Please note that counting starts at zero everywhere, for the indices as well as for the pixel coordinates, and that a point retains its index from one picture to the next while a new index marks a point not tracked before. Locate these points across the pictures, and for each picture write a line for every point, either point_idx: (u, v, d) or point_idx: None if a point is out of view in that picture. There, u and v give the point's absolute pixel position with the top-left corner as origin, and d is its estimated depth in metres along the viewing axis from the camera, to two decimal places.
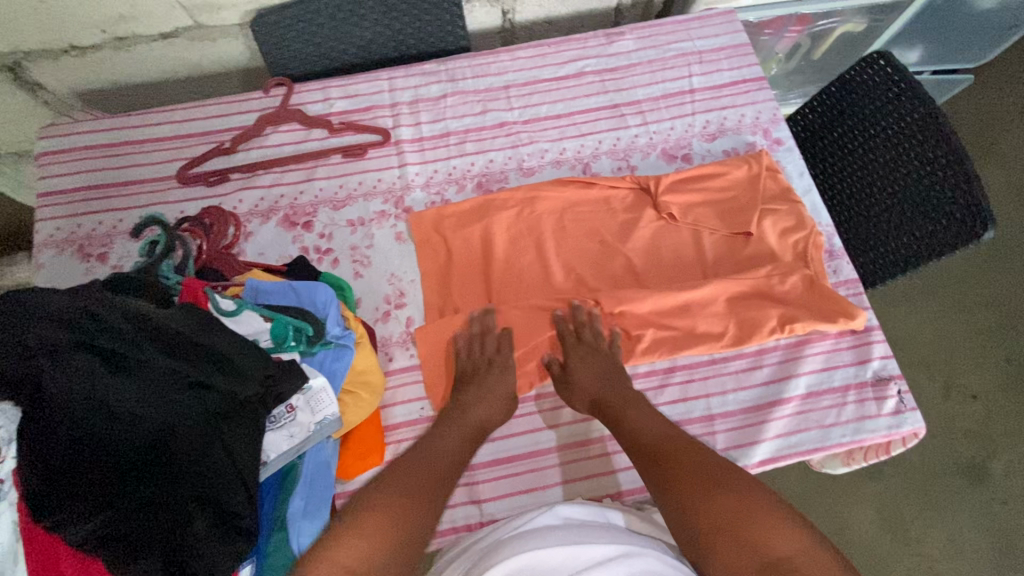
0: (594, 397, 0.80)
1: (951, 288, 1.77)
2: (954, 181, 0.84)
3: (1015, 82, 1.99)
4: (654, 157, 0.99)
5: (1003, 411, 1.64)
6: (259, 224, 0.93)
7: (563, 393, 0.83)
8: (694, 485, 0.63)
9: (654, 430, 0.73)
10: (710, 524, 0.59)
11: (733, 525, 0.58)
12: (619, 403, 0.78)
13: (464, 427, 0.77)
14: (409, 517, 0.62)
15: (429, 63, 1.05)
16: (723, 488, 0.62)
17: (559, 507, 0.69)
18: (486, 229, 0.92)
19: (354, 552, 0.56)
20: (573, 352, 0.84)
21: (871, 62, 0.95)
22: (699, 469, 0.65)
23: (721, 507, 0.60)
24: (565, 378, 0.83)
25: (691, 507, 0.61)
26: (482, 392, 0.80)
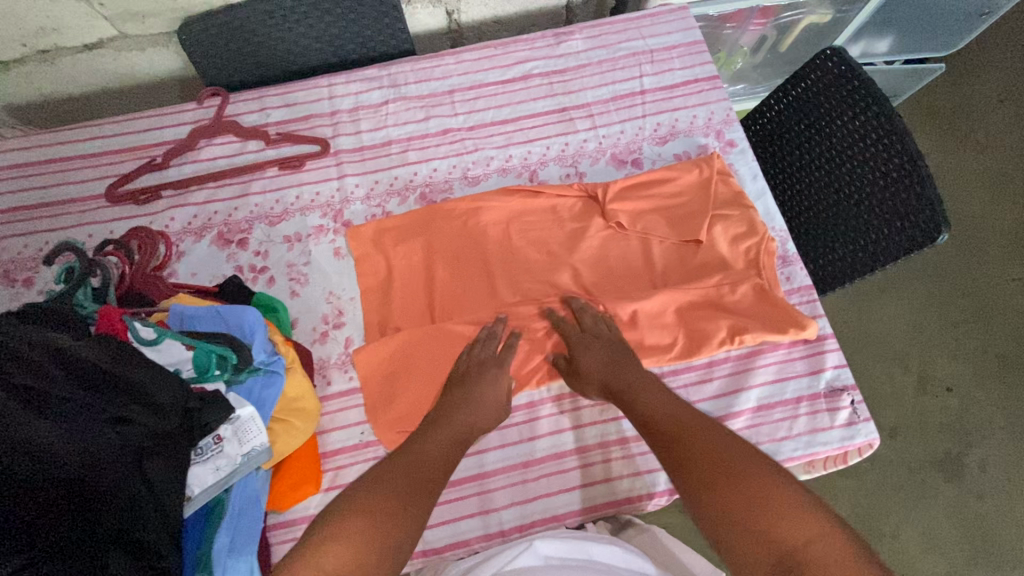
0: (603, 383, 0.77)
1: (926, 279, 1.76)
2: (909, 182, 0.81)
3: (988, 68, 1.97)
4: (604, 163, 0.96)
5: (978, 403, 1.63)
6: (192, 243, 0.90)
7: (575, 384, 0.80)
8: (710, 471, 0.61)
9: (663, 412, 0.71)
10: (727, 514, 0.57)
11: (744, 512, 0.56)
12: (630, 387, 0.76)
13: (453, 429, 0.74)
14: (396, 521, 0.59)
15: (370, 68, 1.00)
16: (735, 473, 0.59)
17: (538, 545, 0.66)
18: (430, 241, 0.89)
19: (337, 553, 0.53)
20: (578, 342, 0.81)
21: (826, 59, 0.91)
22: (709, 455, 0.62)
23: (732, 495, 0.58)
24: (572, 368, 0.81)
25: (706, 497, 0.59)
26: (467, 394, 0.77)
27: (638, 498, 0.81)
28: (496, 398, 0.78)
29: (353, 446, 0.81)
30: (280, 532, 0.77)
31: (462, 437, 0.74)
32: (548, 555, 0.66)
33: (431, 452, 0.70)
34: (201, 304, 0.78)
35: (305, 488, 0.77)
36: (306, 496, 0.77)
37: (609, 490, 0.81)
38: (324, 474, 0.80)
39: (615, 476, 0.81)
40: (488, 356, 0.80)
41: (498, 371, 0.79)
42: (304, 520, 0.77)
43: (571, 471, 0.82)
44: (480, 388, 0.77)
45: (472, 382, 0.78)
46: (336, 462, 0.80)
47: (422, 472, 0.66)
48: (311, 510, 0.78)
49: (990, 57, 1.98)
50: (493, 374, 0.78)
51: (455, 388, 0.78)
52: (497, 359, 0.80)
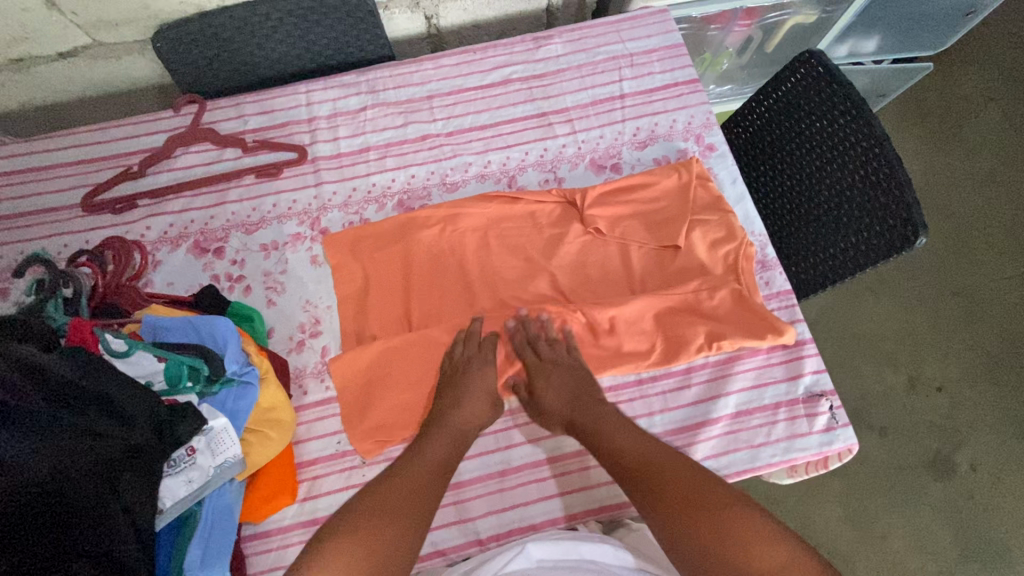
0: (566, 416, 0.77)
1: (916, 279, 1.75)
2: (886, 186, 0.81)
3: (977, 66, 1.97)
4: (583, 168, 0.95)
5: (968, 402, 1.63)
6: (168, 252, 0.89)
7: (538, 416, 0.80)
8: (684, 505, 0.62)
9: (631, 441, 0.72)
10: (703, 548, 0.59)
11: (720, 547, 0.58)
12: (592, 420, 0.75)
13: (449, 432, 0.74)
14: (392, 544, 0.60)
15: (348, 74, 1.00)
16: (708, 506, 0.61)
17: (529, 549, 0.67)
18: (407, 249, 0.88)
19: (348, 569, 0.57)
20: (538, 371, 0.81)
21: (804, 62, 0.91)
22: (680, 487, 0.64)
23: (705, 530, 0.60)
24: (535, 399, 0.80)
25: (681, 531, 0.61)
26: (460, 395, 0.77)
27: (617, 506, 0.80)
28: (484, 396, 0.79)
29: (329, 455, 0.80)
30: (256, 543, 0.77)
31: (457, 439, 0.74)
32: (540, 560, 0.67)
33: (427, 461, 0.70)
34: (174, 314, 0.78)
35: (280, 498, 0.76)
36: (282, 507, 0.77)
37: (587, 498, 0.80)
38: (300, 484, 0.79)
39: (593, 483, 0.81)
40: (473, 358, 0.80)
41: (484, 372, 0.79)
42: (280, 531, 0.77)
43: (549, 479, 0.81)
44: (467, 391, 0.77)
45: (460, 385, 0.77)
46: (312, 472, 0.80)
47: (416, 487, 0.67)
48: (286, 521, 0.77)
49: (979, 55, 1.98)
50: (479, 378, 0.78)
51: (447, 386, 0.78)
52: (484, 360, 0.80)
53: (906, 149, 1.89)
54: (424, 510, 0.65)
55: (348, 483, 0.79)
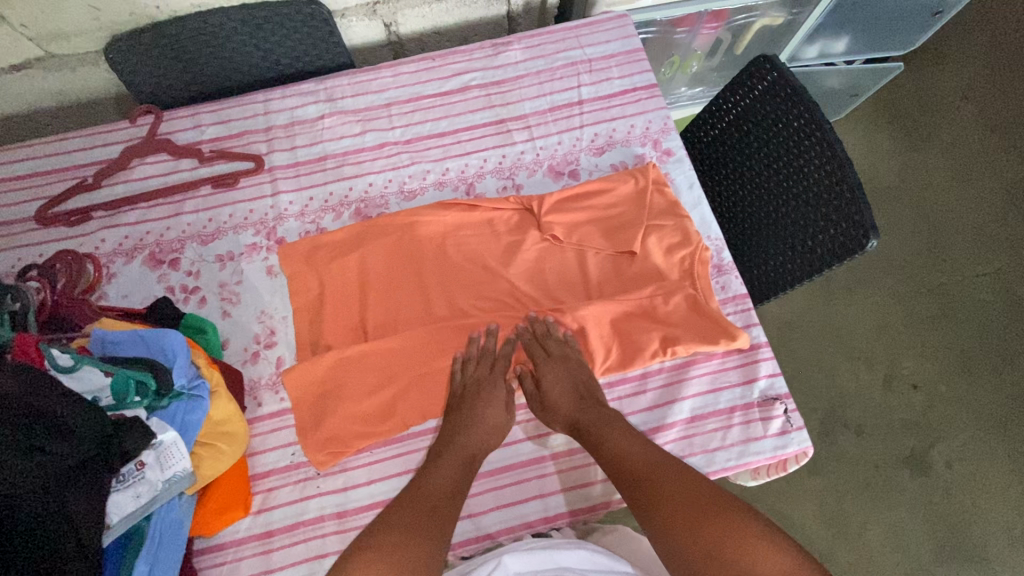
0: (570, 417, 0.78)
1: (890, 277, 1.76)
2: (838, 189, 0.81)
3: (952, 65, 1.98)
4: (541, 174, 0.95)
5: (944, 400, 1.63)
6: (123, 264, 0.89)
7: (542, 413, 0.81)
8: (685, 510, 0.63)
9: (635, 451, 0.72)
10: (703, 551, 0.59)
11: (719, 549, 0.58)
12: (598, 424, 0.77)
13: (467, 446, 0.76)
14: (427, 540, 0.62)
15: (306, 83, 1.00)
16: (709, 510, 0.62)
17: (507, 562, 0.64)
18: (363, 258, 0.88)
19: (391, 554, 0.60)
20: (544, 369, 0.82)
21: (760, 66, 0.91)
22: (681, 494, 0.65)
23: (705, 532, 0.60)
24: (538, 396, 0.82)
25: (680, 535, 0.61)
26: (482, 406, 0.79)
27: (572, 514, 0.80)
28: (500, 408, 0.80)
29: (282, 467, 0.80)
30: (208, 556, 0.76)
31: (472, 457, 0.75)
32: (518, 572, 0.63)
33: (444, 477, 0.72)
34: (123, 329, 0.77)
35: (232, 511, 0.76)
36: (233, 520, 0.77)
37: (542, 506, 0.80)
38: (254, 497, 0.79)
39: (548, 491, 0.81)
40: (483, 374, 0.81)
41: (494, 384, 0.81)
42: (233, 544, 0.77)
43: (505, 487, 0.81)
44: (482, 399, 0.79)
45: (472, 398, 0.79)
46: (266, 483, 0.80)
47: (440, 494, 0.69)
48: (239, 533, 0.77)
49: (953, 54, 1.99)
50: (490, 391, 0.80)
51: (462, 403, 0.79)
52: (493, 374, 0.81)
53: (881, 149, 1.90)
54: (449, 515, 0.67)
55: (302, 494, 0.79)
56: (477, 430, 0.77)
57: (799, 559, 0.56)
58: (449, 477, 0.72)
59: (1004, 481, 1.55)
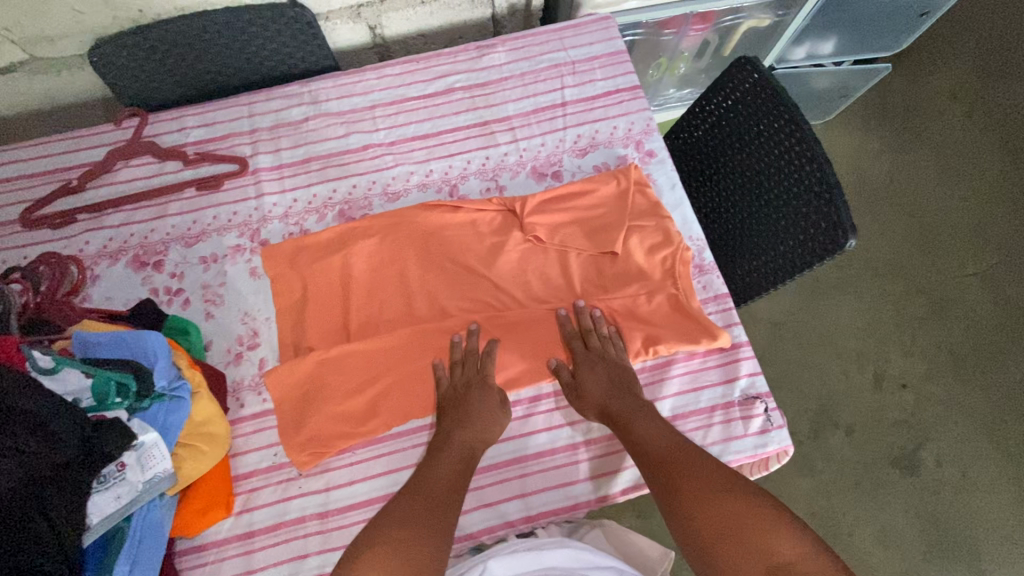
0: (603, 406, 0.79)
1: (880, 277, 1.77)
2: (817, 190, 0.82)
3: (941, 65, 1.99)
4: (524, 176, 0.96)
5: (933, 399, 1.64)
6: (108, 266, 0.89)
7: (574, 400, 0.81)
8: (702, 492, 0.66)
9: (654, 435, 0.74)
10: (719, 528, 0.63)
11: (736, 528, 0.62)
12: (629, 412, 0.77)
13: (459, 450, 0.75)
14: (428, 544, 0.63)
15: (291, 85, 1.00)
16: (726, 494, 0.65)
17: (492, 567, 0.64)
18: (346, 259, 0.88)
19: (401, 543, 0.62)
20: (584, 359, 0.81)
21: (741, 67, 0.92)
22: (699, 478, 0.67)
23: (722, 512, 0.63)
24: (574, 384, 0.81)
25: (696, 513, 0.65)
26: (466, 414, 0.77)
27: (553, 513, 0.80)
28: (491, 408, 0.79)
29: (264, 468, 0.81)
30: (190, 556, 0.77)
31: (467, 456, 0.75)
32: None
33: (441, 478, 0.72)
34: (106, 330, 0.77)
35: (214, 512, 0.76)
36: (215, 521, 0.77)
37: (524, 505, 0.80)
38: (236, 497, 0.79)
39: (529, 490, 0.81)
40: (473, 374, 0.81)
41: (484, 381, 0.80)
42: (214, 544, 0.77)
43: (487, 487, 0.81)
44: (473, 400, 0.78)
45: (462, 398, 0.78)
46: (248, 484, 0.80)
47: (444, 494, 0.70)
48: (221, 534, 0.77)
49: (943, 55, 2.00)
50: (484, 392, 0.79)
51: (453, 406, 0.78)
52: (480, 373, 0.81)
53: (871, 149, 1.91)
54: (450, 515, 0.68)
55: (284, 494, 0.79)
56: (469, 429, 0.76)
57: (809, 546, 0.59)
58: (445, 475, 0.72)
59: (994, 479, 1.56)
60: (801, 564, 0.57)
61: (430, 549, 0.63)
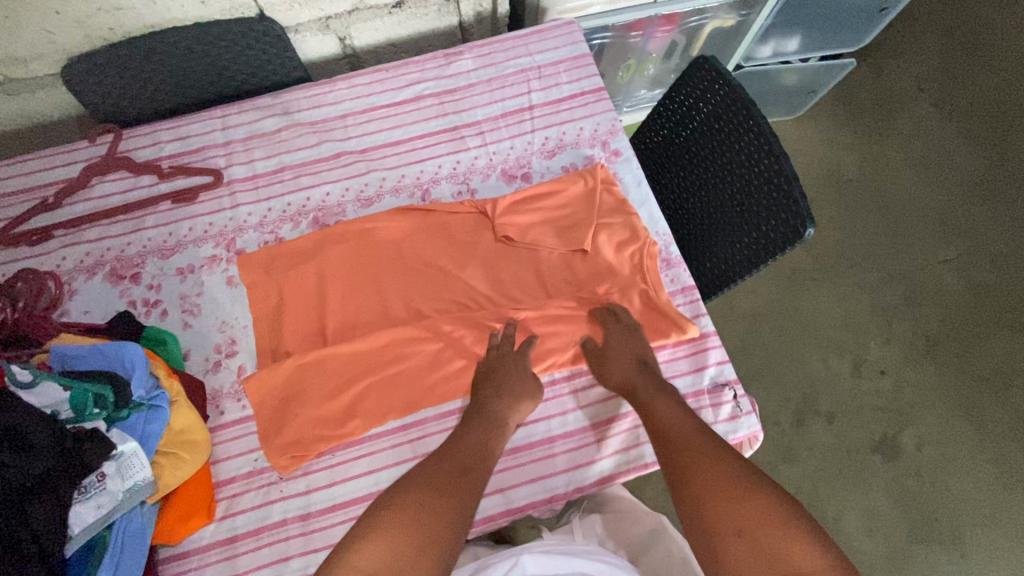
0: (628, 377, 0.80)
1: (856, 267, 1.81)
2: (777, 182, 0.85)
3: (907, 59, 2.04)
4: (494, 179, 0.98)
5: (912, 384, 1.68)
6: (85, 281, 0.90)
7: (597, 367, 0.84)
8: (718, 487, 0.63)
9: (678, 423, 0.73)
10: (733, 526, 0.59)
11: (751, 527, 0.58)
12: (650, 387, 0.79)
13: (490, 421, 0.77)
14: (451, 514, 0.63)
15: (263, 97, 1.02)
16: (745, 492, 0.61)
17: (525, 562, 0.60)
18: (322, 265, 0.90)
19: (404, 530, 0.59)
20: (613, 328, 0.85)
21: (699, 66, 0.95)
22: (717, 472, 0.64)
23: (740, 511, 0.59)
24: (600, 351, 0.84)
25: (708, 507, 0.62)
26: (501, 389, 0.80)
27: (534, 505, 0.82)
28: (521, 381, 0.81)
29: (245, 474, 0.81)
30: (173, 564, 0.77)
31: (497, 428, 0.77)
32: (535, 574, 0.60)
33: (472, 448, 0.74)
34: (84, 342, 0.78)
35: (195, 518, 0.76)
36: (196, 528, 0.77)
37: (504, 499, 0.81)
38: (218, 504, 0.80)
39: (508, 485, 0.82)
40: (505, 354, 0.84)
41: (517, 357, 0.84)
42: (196, 550, 0.77)
43: None
44: (509, 374, 0.81)
45: (496, 373, 0.82)
46: (230, 490, 0.80)
47: (469, 466, 0.71)
48: (203, 541, 0.78)
49: (909, 49, 2.06)
50: (513, 371, 0.82)
51: (487, 381, 0.81)
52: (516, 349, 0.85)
53: (842, 143, 1.96)
54: (475, 487, 0.69)
55: (266, 499, 0.80)
56: (501, 402, 0.79)
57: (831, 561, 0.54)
58: (477, 444, 0.74)
59: (972, 461, 1.59)
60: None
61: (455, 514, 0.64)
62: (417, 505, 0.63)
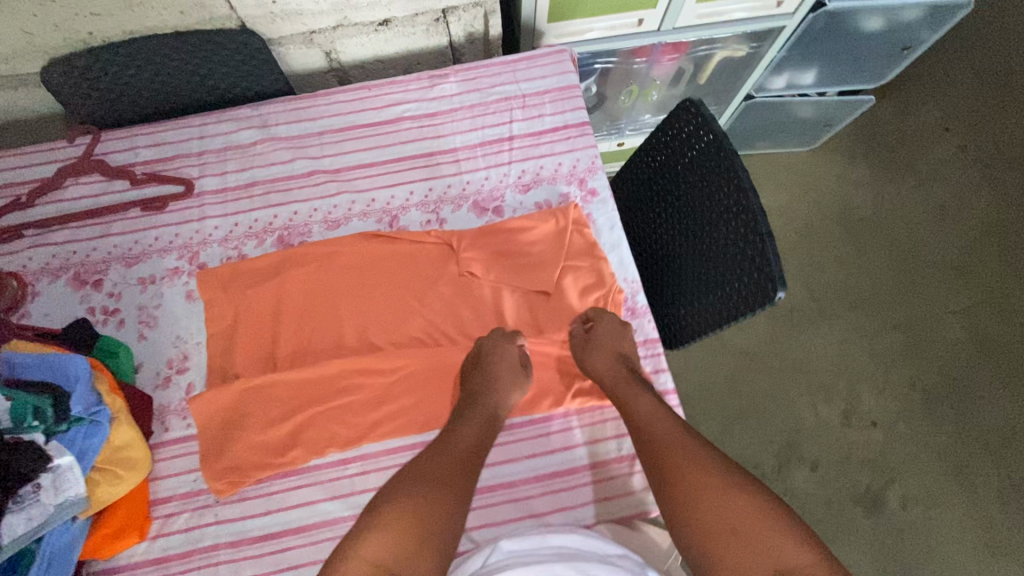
0: (614, 374, 0.80)
1: (857, 311, 1.74)
2: (752, 239, 0.80)
3: (934, 96, 1.95)
4: (465, 210, 0.95)
5: (903, 439, 1.61)
6: (48, 283, 0.90)
7: (581, 351, 0.83)
8: (708, 486, 0.64)
9: (659, 423, 0.73)
10: (726, 527, 0.60)
11: (745, 526, 0.60)
12: (634, 387, 0.78)
13: (482, 416, 0.78)
14: (445, 513, 0.64)
15: (242, 108, 1.01)
16: (731, 491, 0.62)
17: (501, 544, 0.67)
18: (279, 287, 0.89)
19: (407, 521, 0.62)
20: (603, 323, 0.84)
21: (685, 109, 0.90)
22: (702, 473, 0.65)
23: (734, 511, 0.61)
24: (585, 338, 0.84)
25: (702, 508, 0.63)
26: (491, 380, 0.80)
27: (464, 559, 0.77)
28: (511, 376, 0.81)
29: (182, 494, 0.81)
30: None
31: (490, 420, 0.78)
32: (512, 552, 0.67)
33: (466, 442, 0.74)
34: (36, 350, 0.79)
35: (127, 535, 0.77)
36: (127, 545, 0.77)
37: None
38: (152, 521, 0.80)
39: None
40: (496, 339, 0.84)
41: (507, 346, 0.83)
42: (126, 568, 0.77)
43: None
44: (497, 364, 0.81)
45: (486, 363, 0.81)
46: (165, 509, 0.81)
47: (463, 462, 0.71)
48: (133, 558, 0.78)
49: (938, 86, 1.96)
50: (500, 353, 0.82)
51: (477, 371, 0.82)
52: (508, 337, 0.84)
53: (855, 181, 1.88)
54: (468, 487, 0.69)
55: (199, 521, 0.80)
56: (490, 397, 0.79)
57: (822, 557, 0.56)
58: (469, 439, 0.75)
59: (960, 525, 1.52)
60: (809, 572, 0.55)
61: (449, 512, 0.65)
62: (430, 499, 0.65)
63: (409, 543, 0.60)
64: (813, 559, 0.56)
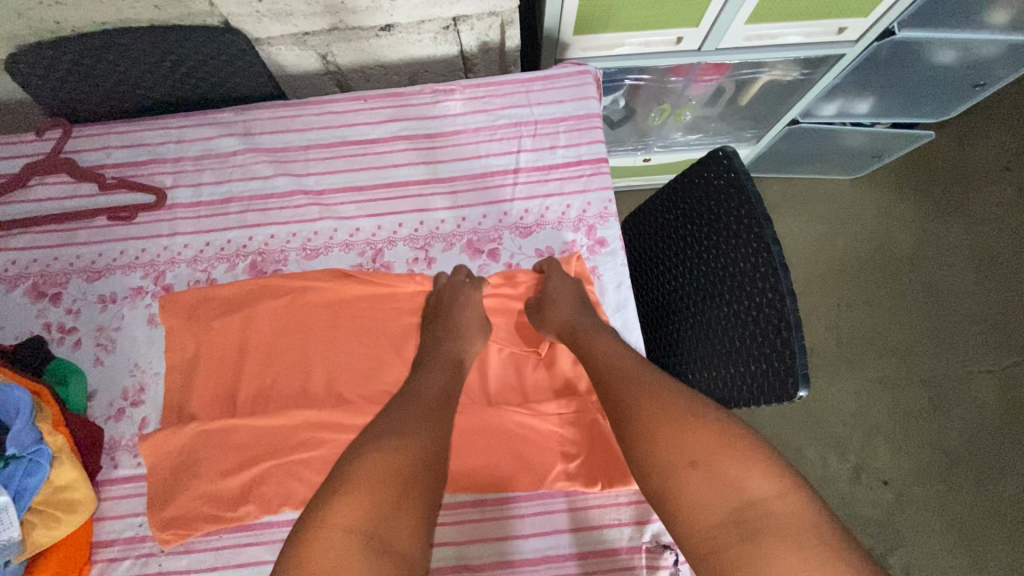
0: (566, 322, 0.74)
1: (884, 358, 1.55)
2: (775, 324, 0.69)
3: (1001, 133, 1.76)
4: (457, 250, 0.86)
5: (916, 502, 1.42)
6: (4, 293, 0.84)
7: (540, 313, 0.78)
8: (667, 417, 0.55)
9: (621, 365, 0.65)
10: (684, 459, 0.52)
11: (707, 458, 0.51)
12: (592, 331, 0.72)
13: (444, 361, 0.71)
14: (428, 466, 0.56)
15: (226, 112, 0.92)
16: (692, 420, 0.54)
17: None
18: (248, 320, 0.81)
19: (383, 474, 0.52)
20: (554, 276, 0.79)
21: (718, 160, 0.79)
22: (663, 405, 0.57)
23: (694, 441, 0.52)
24: (539, 300, 0.79)
25: (658, 440, 0.54)
26: (449, 324, 0.74)
27: None
28: (473, 325, 0.76)
29: (127, 537, 0.75)
30: None
31: (457, 366, 0.71)
32: None
33: (434, 387, 0.66)
34: None
35: None
36: None
37: None
38: (93, 565, 0.74)
39: None
40: (454, 285, 0.79)
41: (472, 294, 0.78)
42: None
43: None
44: (458, 313, 0.76)
45: (445, 309, 0.76)
46: (108, 552, 0.75)
47: (435, 406, 0.63)
48: None
49: (1005, 121, 1.77)
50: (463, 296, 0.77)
51: (437, 319, 0.76)
52: (472, 283, 0.80)
53: (902, 217, 1.70)
54: (447, 433, 0.61)
55: (142, 571, 0.74)
56: (452, 340, 0.73)
57: (789, 486, 0.49)
58: (438, 383, 0.67)
59: None
60: (778, 504, 0.47)
61: (431, 461, 0.56)
62: (408, 453, 0.55)
63: (388, 500, 0.51)
64: (782, 489, 0.48)
